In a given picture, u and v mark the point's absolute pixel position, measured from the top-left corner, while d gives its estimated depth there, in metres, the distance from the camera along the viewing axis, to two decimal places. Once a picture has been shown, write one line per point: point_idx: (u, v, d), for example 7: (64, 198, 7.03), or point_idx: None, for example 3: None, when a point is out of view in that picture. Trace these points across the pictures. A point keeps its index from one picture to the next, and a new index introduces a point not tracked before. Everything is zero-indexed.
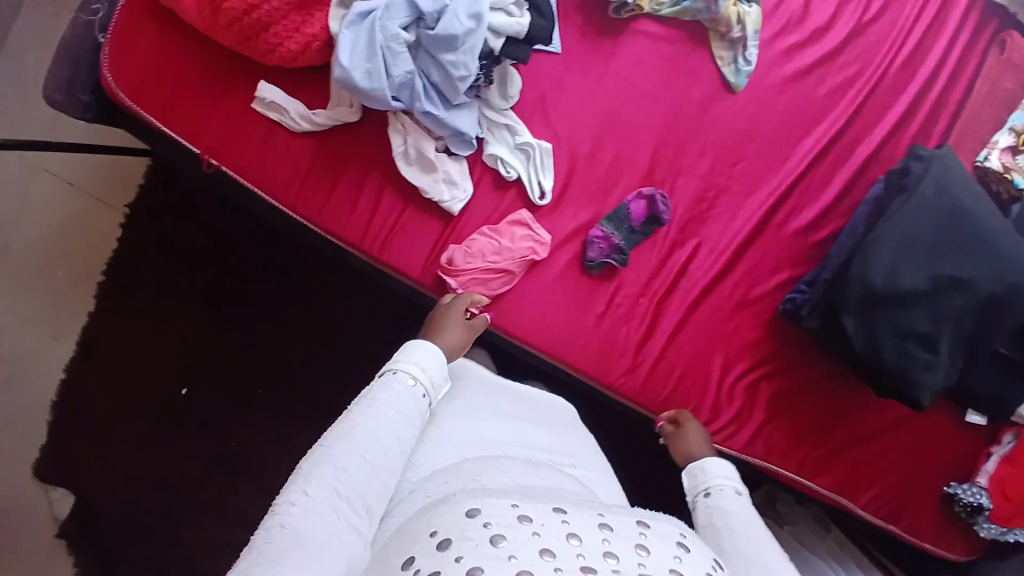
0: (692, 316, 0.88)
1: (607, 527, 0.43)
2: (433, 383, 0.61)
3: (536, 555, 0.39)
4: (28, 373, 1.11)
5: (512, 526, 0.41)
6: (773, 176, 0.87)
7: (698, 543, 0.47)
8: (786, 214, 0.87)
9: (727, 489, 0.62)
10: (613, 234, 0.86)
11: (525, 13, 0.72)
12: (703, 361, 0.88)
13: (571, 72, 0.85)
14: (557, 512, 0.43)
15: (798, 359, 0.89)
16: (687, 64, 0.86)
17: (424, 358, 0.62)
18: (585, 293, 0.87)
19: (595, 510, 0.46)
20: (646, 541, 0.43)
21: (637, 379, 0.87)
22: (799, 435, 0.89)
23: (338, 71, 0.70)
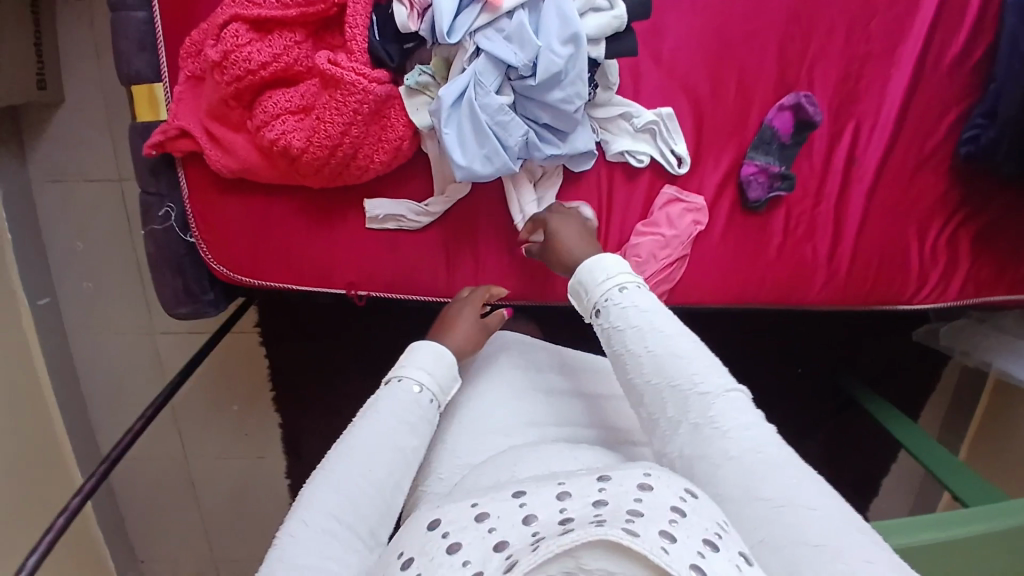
0: (872, 199, 0.81)
1: (567, 494, 0.40)
2: (441, 386, 0.56)
3: (491, 552, 0.37)
4: (259, 490, 1.23)
5: (467, 529, 0.39)
6: (913, 14, 0.77)
7: (673, 475, 0.41)
8: (940, 49, 0.78)
9: (605, 301, 0.56)
10: (767, 162, 0.76)
11: (616, 2, 0.61)
12: (896, 237, 0.82)
13: (664, 15, 0.74)
14: (516, 496, 0.41)
15: (994, 188, 0.82)
16: None
17: (432, 357, 0.56)
18: (755, 235, 0.79)
19: (556, 479, 0.43)
20: (609, 491, 0.39)
21: (836, 286, 0.82)
22: (1012, 262, 0.84)
23: (459, 172, 0.62)
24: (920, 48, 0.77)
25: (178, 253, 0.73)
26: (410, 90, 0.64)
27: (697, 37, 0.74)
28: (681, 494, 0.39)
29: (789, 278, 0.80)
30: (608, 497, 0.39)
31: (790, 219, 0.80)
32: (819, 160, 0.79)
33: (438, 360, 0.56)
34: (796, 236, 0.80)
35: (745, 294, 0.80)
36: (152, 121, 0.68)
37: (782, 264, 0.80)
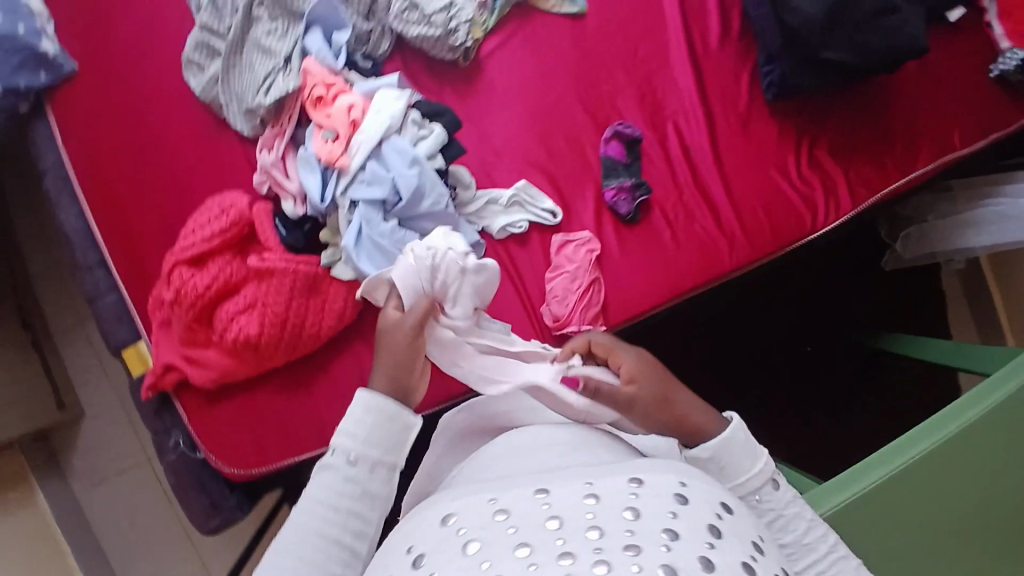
0: (724, 167, 0.96)
1: (595, 496, 0.47)
2: (372, 445, 0.58)
3: (542, 522, 0.45)
4: None
5: (530, 498, 0.48)
6: (665, 36, 0.98)
7: (702, 489, 0.50)
8: (703, 48, 0.99)
9: (764, 483, 0.62)
10: (620, 181, 0.92)
11: (433, 125, 0.80)
12: (765, 182, 0.96)
13: (484, 121, 0.91)
14: (538, 493, 0.49)
15: (819, 112, 1.00)
16: (540, 34, 0.94)
17: (365, 418, 0.59)
18: (648, 235, 0.92)
19: (580, 479, 0.50)
20: (638, 502, 0.46)
21: (740, 243, 0.94)
22: (877, 152, 1.00)
23: (383, 291, 0.75)
24: (686, 53, 0.97)
25: (195, 471, 0.84)
26: (327, 264, 0.80)
27: (517, 122, 0.92)
28: (710, 510, 0.48)
29: (695, 262, 0.92)
30: (641, 507, 0.46)
31: (667, 214, 0.93)
32: (665, 160, 0.95)
33: (377, 418, 0.59)
34: (678, 225, 0.93)
35: (665, 289, 0.90)
36: (143, 369, 0.83)
37: (683, 247, 0.92)
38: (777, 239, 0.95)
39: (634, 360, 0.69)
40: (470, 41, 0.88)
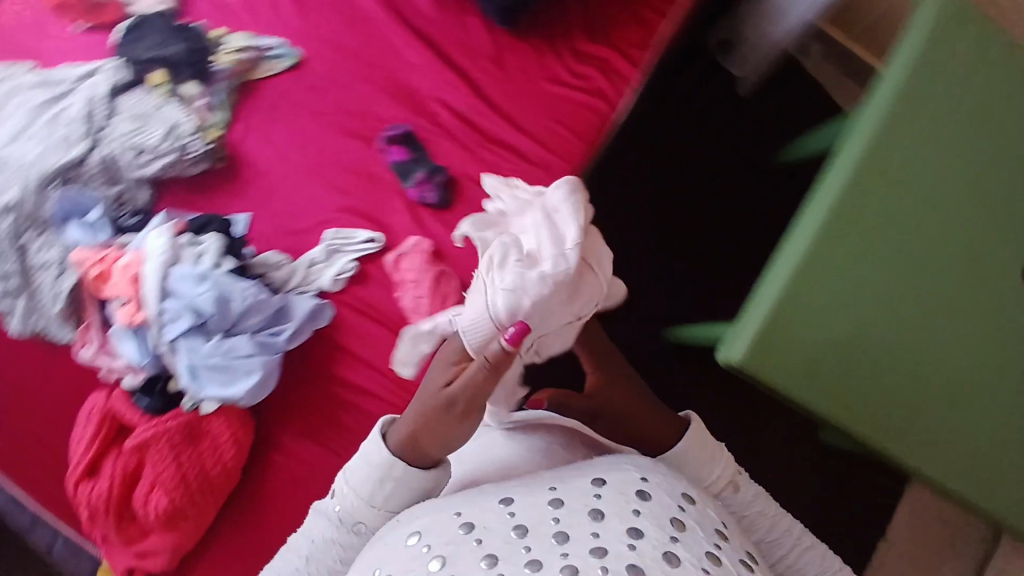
0: (502, 107, 0.95)
1: (560, 503, 0.43)
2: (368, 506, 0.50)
3: (507, 533, 0.41)
4: None
5: (495, 509, 0.44)
6: (380, 28, 0.96)
7: (665, 480, 0.46)
8: (421, 16, 0.97)
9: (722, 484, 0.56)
10: (415, 174, 0.91)
11: (203, 238, 0.84)
12: (545, 98, 0.96)
13: (264, 202, 0.91)
14: (503, 505, 0.44)
15: (560, 9, 0.99)
16: (270, 99, 0.93)
17: (385, 492, 0.49)
18: (467, 207, 0.91)
19: (545, 484, 0.46)
20: (601, 504, 0.42)
21: (554, 166, 0.95)
22: (631, 13, 0.99)
23: (242, 398, 0.80)
24: (408, 29, 0.95)
25: None
26: (191, 407, 0.83)
27: (294, 186, 0.91)
28: (675, 502, 0.43)
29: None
30: (605, 509, 0.41)
31: (477, 178, 0.93)
32: (445, 130, 0.93)
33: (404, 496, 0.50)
34: (492, 182, 0.93)
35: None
36: None
37: None
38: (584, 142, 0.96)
39: (604, 370, 0.67)
40: (209, 148, 0.89)
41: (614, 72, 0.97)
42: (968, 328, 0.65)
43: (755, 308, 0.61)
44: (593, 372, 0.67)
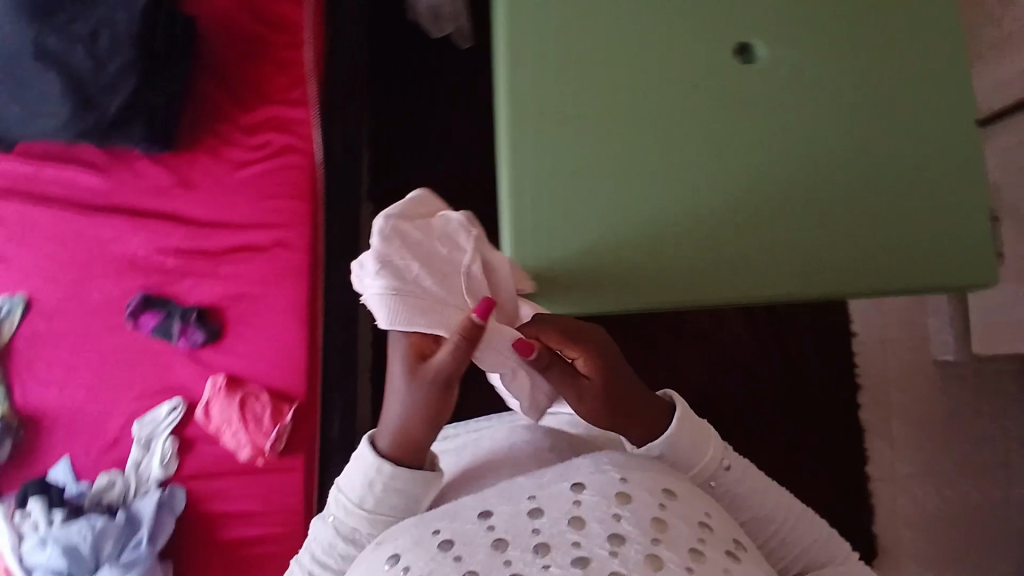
0: (214, 219, 0.93)
1: (540, 511, 0.45)
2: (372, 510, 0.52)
3: (489, 548, 0.43)
4: None
5: (474, 525, 0.45)
6: (66, 225, 0.94)
7: (644, 476, 0.48)
8: (95, 191, 0.94)
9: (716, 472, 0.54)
10: (174, 328, 0.90)
11: (29, 505, 0.87)
12: (246, 186, 0.93)
13: (72, 439, 0.91)
14: (482, 519, 0.46)
15: (207, 99, 0.94)
16: (21, 350, 0.93)
17: (375, 494, 0.52)
18: (240, 327, 0.91)
19: (523, 492, 0.47)
20: (583, 507, 0.45)
21: (290, 238, 0.92)
22: (272, 58, 0.96)
23: None
24: (92, 211, 0.94)
25: None
26: None
27: (88, 408, 0.91)
28: (655, 496, 0.46)
29: (286, 285, 0.91)
30: (584, 513, 0.44)
31: (230, 294, 0.91)
32: (175, 274, 0.92)
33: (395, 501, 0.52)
34: (244, 287, 0.91)
35: (296, 328, 0.91)
36: None
37: (267, 297, 0.91)
38: (304, 199, 0.93)
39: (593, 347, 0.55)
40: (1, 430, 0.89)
41: (286, 119, 0.94)
42: (649, 181, 0.74)
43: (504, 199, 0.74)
44: (576, 353, 0.56)
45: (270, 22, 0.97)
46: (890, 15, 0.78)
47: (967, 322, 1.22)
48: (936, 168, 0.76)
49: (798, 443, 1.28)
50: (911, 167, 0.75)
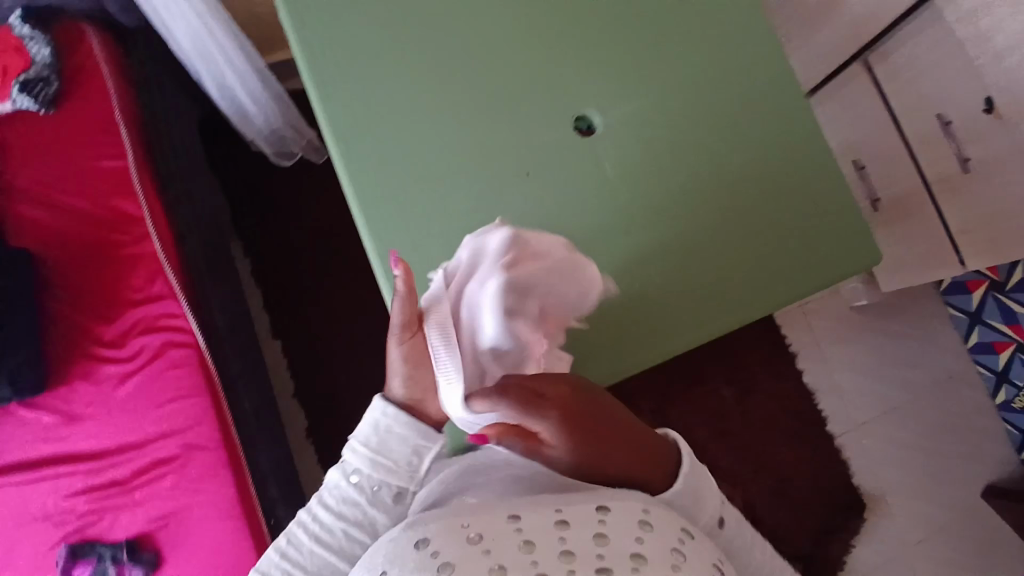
0: (119, 444, 0.88)
1: (567, 522, 0.52)
2: (379, 451, 0.68)
3: (517, 550, 0.50)
4: None
5: (503, 531, 0.52)
6: None
7: (665, 512, 0.56)
8: None
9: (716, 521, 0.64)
10: (112, 571, 0.84)
11: None
12: (138, 400, 0.88)
13: None
14: (512, 521, 0.53)
15: (67, 325, 0.89)
16: None
17: (380, 432, 0.68)
18: (182, 543, 0.86)
19: (550, 502, 0.55)
20: (609, 526, 0.52)
21: (200, 438, 0.87)
22: (123, 261, 0.91)
23: None
24: None
25: None
26: None
27: None
28: (676, 534, 0.54)
29: (210, 485, 0.87)
30: (610, 531, 0.52)
31: (157, 516, 0.87)
32: (94, 515, 0.87)
33: (399, 444, 0.68)
34: (169, 503, 0.87)
35: (236, 526, 0.86)
36: None
37: (197, 505, 0.87)
38: (200, 394, 0.87)
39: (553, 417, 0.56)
40: None
41: (154, 316, 0.89)
42: None
43: None
44: (541, 425, 0.55)
45: (111, 222, 0.92)
46: (682, 74, 0.89)
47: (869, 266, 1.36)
48: (782, 180, 0.88)
49: (754, 426, 1.35)
50: (740, 199, 0.87)
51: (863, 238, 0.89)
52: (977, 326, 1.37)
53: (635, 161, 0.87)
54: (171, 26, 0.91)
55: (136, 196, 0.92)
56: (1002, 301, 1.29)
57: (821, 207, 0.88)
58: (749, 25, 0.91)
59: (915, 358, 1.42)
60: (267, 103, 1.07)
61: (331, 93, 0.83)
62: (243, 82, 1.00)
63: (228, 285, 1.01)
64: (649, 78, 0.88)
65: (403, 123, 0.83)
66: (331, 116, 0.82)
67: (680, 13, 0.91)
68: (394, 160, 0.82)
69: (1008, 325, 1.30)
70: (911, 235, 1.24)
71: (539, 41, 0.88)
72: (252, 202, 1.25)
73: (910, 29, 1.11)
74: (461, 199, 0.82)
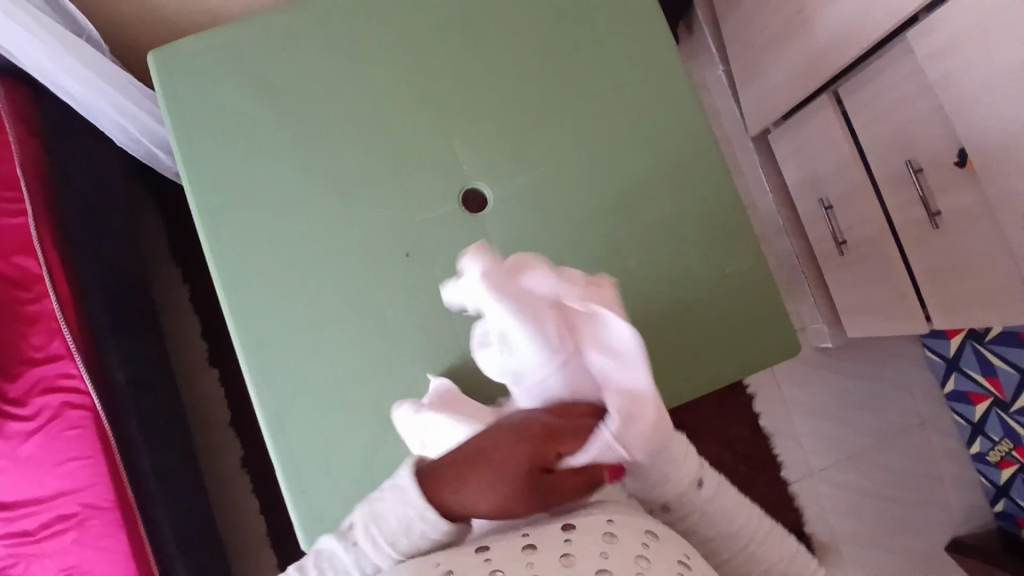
0: (20, 497, 0.90)
1: (535, 545, 0.49)
2: (401, 550, 0.53)
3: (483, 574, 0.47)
4: None
5: (470, 561, 0.49)
6: None
7: (629, 517, 0.52)
8: None
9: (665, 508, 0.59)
10: None
11: None
12: (36, 456, 0.90)
13: None
14: (480, 554, 0.50)
15: None
16: None
17: (410, 536, 0.53)
18: None
19: (519, 529, 0.52)
20: (572, 543, 0.49)
21: (98, 492, 0.90)
22: (21, 320, 0.92)
23: None
24: None
25: None
26: None
27: None
28: (638, 536, 0.50)
29: (108, 544, 0.90)
30: (575, 549, 0.48)
31: (62, 567, 0.90)
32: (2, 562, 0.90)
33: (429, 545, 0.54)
34: (71, 558, 0.90)
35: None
36: None
37: (99, 554, 0.90)
38: (98, 451, 0.90)
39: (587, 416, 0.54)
40: None
41: (54, 375, 0.91)
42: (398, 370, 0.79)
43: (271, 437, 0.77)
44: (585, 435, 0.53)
45: (13, 279, 0.93)
46: (581, 144, 0.84)
47: (833, 307, 1.30)
48: (688, 258, 0.83)
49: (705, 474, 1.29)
50: (638, 280, 0.82)
51: (778, 322, 0.83)
52: (954, 373, 1.27)
53: (526, 238, 0.82)
54: (65, 87, 0.89)
55: (35, 252, 0.94)
56: (980, 350, 1.17)
57: (729, 288, 0.83)
58: (662, 90, 0.86)
59: (887, 401, 1.33)
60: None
61: (203, 169, 0.81)
62: (148, 133, 0.98)
63: (140, 333, 1.02)
64: (545, 149, 0.84)
65: (278, 200, 0.81)
66: (202, 194, 0.81)
67: (585, 76, 0.86)
68: (267, 239, 0.80)
69: (986, 377, 1.18)
70: (874, 281, 1.15)
71: (428, 108, 0.84)
72: (186, 231, 1.22)
73: (873, 63, 1.00)
74: (336, 282, 0.80)
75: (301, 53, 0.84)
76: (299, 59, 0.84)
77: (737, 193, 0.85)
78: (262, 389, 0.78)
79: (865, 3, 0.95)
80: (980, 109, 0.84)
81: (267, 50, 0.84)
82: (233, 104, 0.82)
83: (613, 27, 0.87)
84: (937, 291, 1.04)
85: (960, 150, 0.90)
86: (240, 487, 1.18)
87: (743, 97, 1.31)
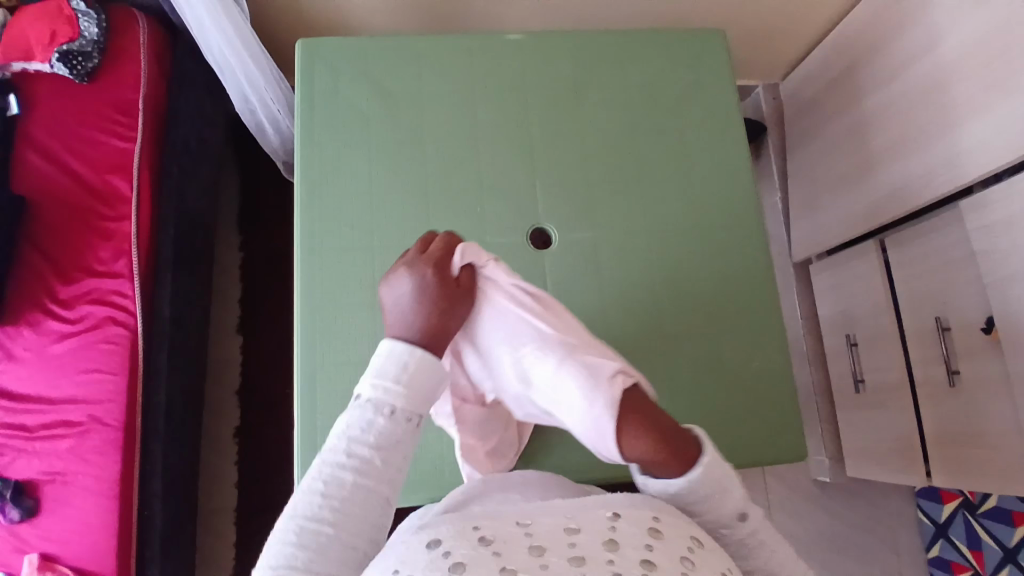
0: (41, 393, 0.94)
1: (578, 528, 0.45)
2: (406, 383, 0.47)
3: (522, 552, 0.43)
4: None
5: (508, 531, 0.45)
6: None
7: (677, 519, 0.49)
8: None
9: (733, 519, 0.51)
10: None
11: None
12: (66, 358, 0.94)
13: None
14: (520, 524, 0.46)
15: (33, 275, 0.97)
16: None
17: (409, 370, 0.47)
18: (59, 499, 0.90)
19: (562, 507, 0.48)
20: (618, 533, 0.45)
21: (104, 408, 0.92)
22: (97, 232, 0.99)
23: None
24: None
25: None
26: None
27: None
28: (687, 539, 0.46)
29: (98, 462, 0.91)
30: (620, 539, 0.44)
31: (46, 471, 0.91)
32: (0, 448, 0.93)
33: (430, 377, 0.48)
34: (58, 465, 0.91)
35: (108, 505, 0.90)
36: None
37: (83, 470, 0.91)
38: (120, 371, 0.94)
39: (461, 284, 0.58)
40: None
41: (106, 291, 0.97)
42: None
43: (297, 398, 0.80)
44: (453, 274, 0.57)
45: (102, 195, 1.01)
46: (647, 217, 0.92)
47: (837, 444, 1.32)
48: (720, 345, 0.88)
49: None
50: (670, 352, 0.87)
51: (792, 429, 0.86)
52: (941, 539, 1.27)
53: (578, 283, 0.88)
54: (209, 44, 0.99)
55: (128, 176, 1.01)
56: (970, 521, 1.19)
57: (753, 384, 0.87)
58: (731, 191, 0.94)
59: (871, 553, 1.31)
60: (288, 134, 1.13)
61: (312, 147, 0.90)
62: (265, 110, 1.07)
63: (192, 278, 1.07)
64: (615, 211, 0.92)
65: (368, 191, 0.89)
66: (304, 167, 0.89)
67: (664, 160, 0.94)
68: (350, 219, 0.87)
69: (969, 549, 1.20)
70: (883, 426, 1.17)
71: (520, 150, 0.93)
72: (257, 200, 1.30)
73: (924, 223, 1.07)
74: None
75: (425, 72, 0.94)
76: (422, 77, 0.94)
77: (778, 301, 0.90)
78: (305, 355, 0.82)
79: (926, 169, 1.03)
80: (1012, 285, 0.90)
81: (397, 63, 0.94)
82: (352, 100, 0.92)
83: (700, 126, 0.97)
84: (943, 449, 1.06)
85: (989, 318, 0.96)
86: (224, 452, 1.19)
87: (794, 224, 1.39)
